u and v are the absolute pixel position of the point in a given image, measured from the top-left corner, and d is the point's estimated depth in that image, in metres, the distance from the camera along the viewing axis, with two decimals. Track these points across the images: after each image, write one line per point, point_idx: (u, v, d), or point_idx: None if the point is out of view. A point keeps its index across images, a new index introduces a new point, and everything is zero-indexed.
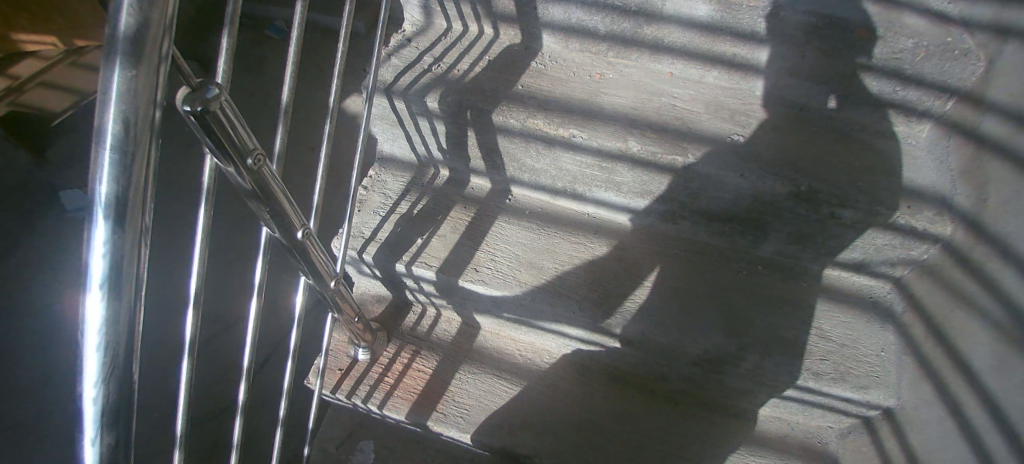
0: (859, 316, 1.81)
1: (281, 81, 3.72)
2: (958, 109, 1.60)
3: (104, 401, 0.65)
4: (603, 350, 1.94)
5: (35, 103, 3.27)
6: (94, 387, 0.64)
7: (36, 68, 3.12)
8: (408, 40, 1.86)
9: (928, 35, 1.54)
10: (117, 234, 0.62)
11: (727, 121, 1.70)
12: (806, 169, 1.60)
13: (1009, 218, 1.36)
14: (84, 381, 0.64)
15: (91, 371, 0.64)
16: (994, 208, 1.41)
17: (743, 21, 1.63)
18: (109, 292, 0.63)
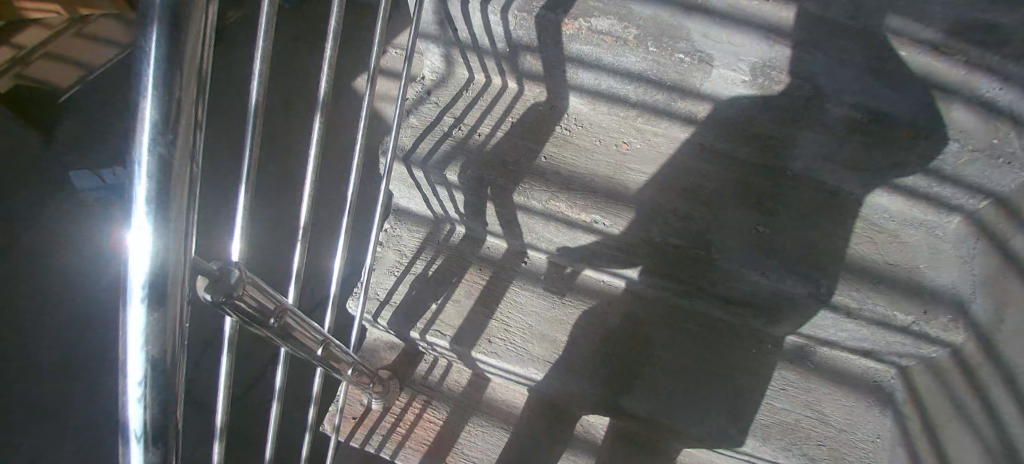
0: (861, 400, 1.78)
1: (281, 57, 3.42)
2: (993, 214, 1.52)
3: None
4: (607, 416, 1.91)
5: (40, 76, 3.06)
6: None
7: (39, 37, 2.97)
8: (426, 94, 1.78)
9: (975, 137, 1.39)
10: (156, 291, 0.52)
11: (760, 207, 1.63)
12: (830, 267, 1.56)
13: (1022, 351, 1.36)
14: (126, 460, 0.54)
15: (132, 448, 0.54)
16: (1010, 333, 1.40)
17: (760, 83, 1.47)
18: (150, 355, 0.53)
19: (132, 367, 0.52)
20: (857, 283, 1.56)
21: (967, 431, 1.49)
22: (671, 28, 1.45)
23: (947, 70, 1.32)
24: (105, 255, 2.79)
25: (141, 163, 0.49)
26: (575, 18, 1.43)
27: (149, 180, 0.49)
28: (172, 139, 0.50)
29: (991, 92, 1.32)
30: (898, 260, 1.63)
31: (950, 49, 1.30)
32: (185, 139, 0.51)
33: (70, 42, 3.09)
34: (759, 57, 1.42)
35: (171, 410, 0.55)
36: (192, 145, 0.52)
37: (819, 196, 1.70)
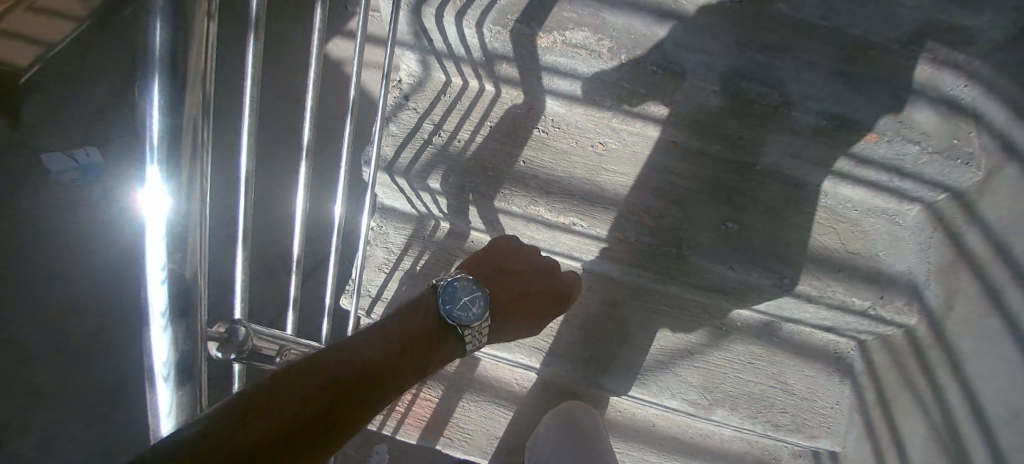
0: (822, 370, 1.96)
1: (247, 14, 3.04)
2: (949, 206, 1.67)
3: (173, 376, 0.70)
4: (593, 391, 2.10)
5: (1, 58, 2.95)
6: (163, 366, 0.70)
7: None
8: (405, 99, 1.79)
9: (936, 140, 1.55)
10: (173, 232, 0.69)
11: (725, 203, 1.74)
12: (791, 258, 1.69)
13: (966, 337, 1.54)
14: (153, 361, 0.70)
15: (159, 351, 0.70)
16: (957, 320, 1.57)
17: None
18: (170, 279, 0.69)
19: (156, 317, 0.70)
20: (823, 273, 1.68)
21: (916, 408, 1.66)
22: (647, 39, 1.51)
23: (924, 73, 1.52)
24: (82, 243, 2.72)
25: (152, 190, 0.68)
26: (549, 33, 1.49)
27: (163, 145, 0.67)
28: (172, 175, 0.68)
29: (956, 90, 1.53)
30: (858, 250, 1.77)
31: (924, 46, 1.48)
32: (183, 174, 0.69)
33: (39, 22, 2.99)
34: (727, 65, 1.54)
35: (194, 382, 0.72)
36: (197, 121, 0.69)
37: (784, 189, 1.80)
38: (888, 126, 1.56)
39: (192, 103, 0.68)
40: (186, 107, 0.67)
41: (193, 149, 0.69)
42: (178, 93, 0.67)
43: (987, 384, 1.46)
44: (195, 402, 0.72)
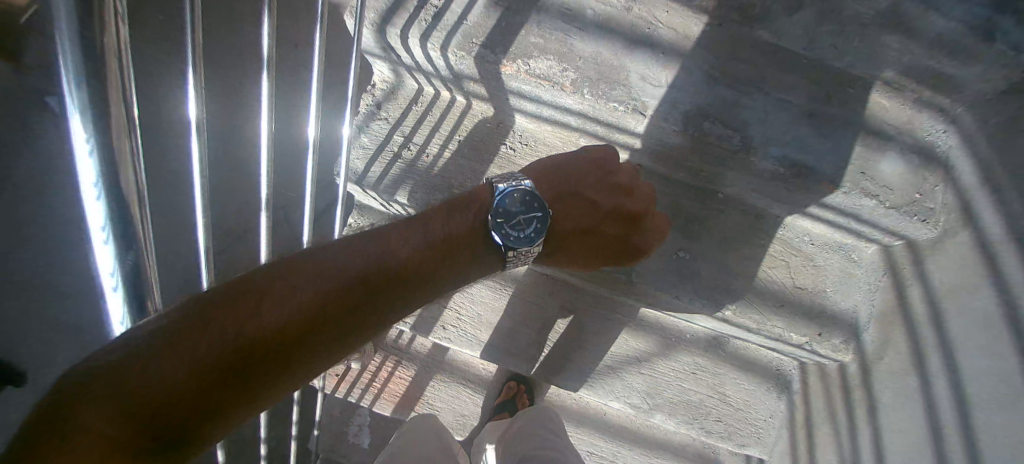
0: (761, 384, 2.11)
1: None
2: (901, 253, 1.81)
3: (123, 291, 0.72)
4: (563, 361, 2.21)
5: None
6: (111, 280, 0.71)
7: None
8: (377, 107, 1.78)
9: (896, 197, 1.68)
10: (104, 152, 0.67)
11: (681, 232, 1.81)
12: (738, 290, 1.82)
13: (887, 386, 1.73)
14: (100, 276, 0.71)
15: (105, 265, 0.70)
16: (884, 366, 1.75)
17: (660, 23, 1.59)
18: (107, 197, 0.68)
19: (97, 243, 0.69)
20: (766, 309, 1.84)
21: (833, 437, 1.87)
22: (614, 68, 1.54)
23: (896, 114, 1.71)
24: None
25: (70, 87, 0.64)
26: (513, 61, 1.50)
27: (79, 64, 0.64)
28: (94, 73, 0.65)
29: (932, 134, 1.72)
30: (807, 285, 1.88)
31: (902, 82, 1.68)
32: (106, 68, 0.65)
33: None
34: (693, 101, 1.56)
35: (142, 296, 0.74)
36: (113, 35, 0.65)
37: (744, 220, 1.84)
38: (849, 178, 1.63)
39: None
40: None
41: (112, 42, 0.65)
42: (84, 5, 0.62)
43: (893, 429, 1.66)
44: (145, 307, 0.75)
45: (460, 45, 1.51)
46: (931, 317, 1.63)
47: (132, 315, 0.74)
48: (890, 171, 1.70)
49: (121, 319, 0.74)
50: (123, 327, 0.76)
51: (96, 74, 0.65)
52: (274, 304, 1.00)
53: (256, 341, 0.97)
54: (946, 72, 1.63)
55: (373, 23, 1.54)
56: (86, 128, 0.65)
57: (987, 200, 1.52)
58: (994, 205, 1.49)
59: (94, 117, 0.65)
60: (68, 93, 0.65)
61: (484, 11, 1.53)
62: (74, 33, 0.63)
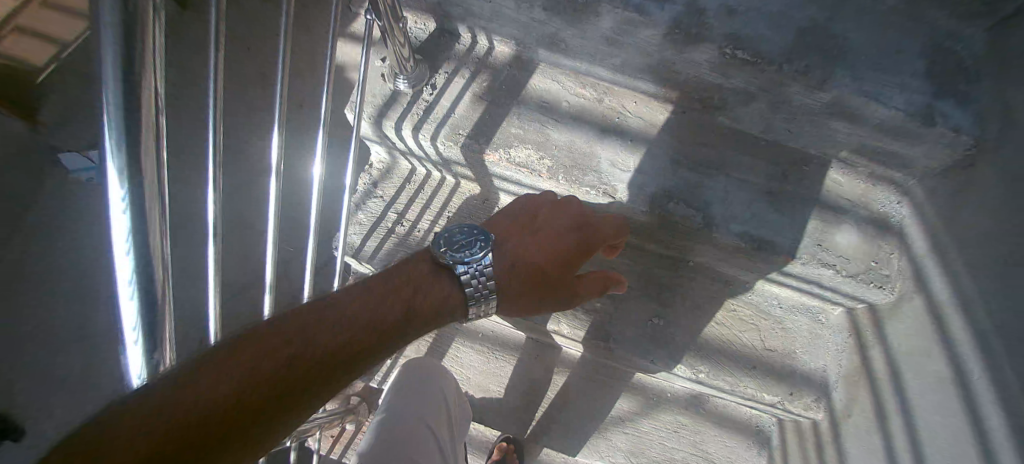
0: (742, 441, 2.17)
1: (264, 24, 2.85)
2: (864, 316, 1.91)
3: (143, 341, 0.76)
4: (553, 416, 2.25)
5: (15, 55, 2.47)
6: (133, 330, 0.76)
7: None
8: (374, 186, 1.95)
9: (854, 265, 1.79)
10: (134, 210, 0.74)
11: (653, 299, 1.97)
12: (708, 352, 1.96)
13: (856, 445, 1.80)
14: (124, 326, 0.76)
15: (129, 315, 0.75)
16: (852, 426, 1.84)
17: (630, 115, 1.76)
18: (135, 251, 0.75)
19: (122, 299, 0.75)
20: (736, 370, 1.97)
21: None
22: (586, 156, 1.71)
23: (847, 189, 1.86)
24: None
25: (106, 127, 0.72)
26: (496, 150, 1.67)
27: (121, 133, 0.71)
28: (129, 114, 0.71)
29: (887, 207, 1.87)
30: (776, 347, 2.01)
31: (853, 160, 1.83)
32: (140, 109, 0.72)
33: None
34: (656, 184, 1.72)
35: (160, 344, 0.78)
36: (152, 107, 0.74)
37: (712, 286, 1.99)
38: (805, 250, 1.77)
39: (146, 47, 0.72)
40: (143, 48, 0.72)
41: (149, 90, 0.73)
42: (131, 83, 0.72)
43: None
44: (154, 357, 0.78)
45: (448, 135, 1.68)
46: (891, 378, 1.73)
47: (146, 365, 0.77)
48: (847, 241, 1.81)
49: (137, 368, 0.77)
50: (141, 380, 0.79)
51: (129, 115, 0.71)
52: (271, 351, 1.01)
53: (254, 387, 0.95)
54: (894, 150, 1.74)
55: (371, 116, 1.72)
56: (118, 167, 0.72)
57: (932, 270, 1.65)
58: (939, 276, 1.63)
59: (122, 152, 0.72)
60: (106, 155, 0.72)
61: (469, 107, 1.71)
62: (116, 80, 0.71)
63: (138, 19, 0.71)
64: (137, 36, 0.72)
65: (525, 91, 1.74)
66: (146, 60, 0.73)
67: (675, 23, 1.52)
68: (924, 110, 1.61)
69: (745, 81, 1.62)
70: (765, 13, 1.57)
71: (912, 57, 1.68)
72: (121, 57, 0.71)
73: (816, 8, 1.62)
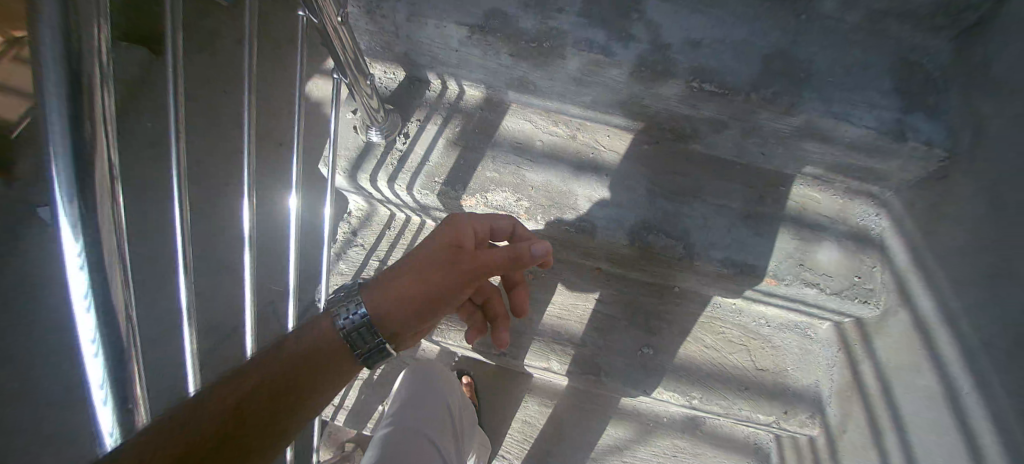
0: (741, 459, 2.17)
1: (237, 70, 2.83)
2: (851, 330, 1.92)
3: (114, 401, 0.73)
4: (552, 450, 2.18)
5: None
6: (101, 389, 0.72)
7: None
8: (354, 234, 1.94)
9: (838, 281, 1.79)
10: (93, 265, 0.70)
11: (643, 327, 1.97)
12: (701, 376, 1.96)
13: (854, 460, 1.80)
14: (91, 386, 0.72)
15: (96, 375, 0.72)
16: (847, 441, 1.84)
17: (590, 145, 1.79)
18: (97, 310, 0.71)
19: (89, 362, 0.72)
20: (728, 393, 1.97)
21: None
22: (563, 195, 1.71)
23: (824, 205, 1.88)
24: None
25: (54, 162, 0.68)
26: (473, 195, 1.66)
27: (75, 187, 0.68)
28: (79, 148, 0.68)
29: (865, 219, 1.90)
30: (767, 366, 2.01)
31: (830, 178, 1.85)
32: (92, 141, 0.69)
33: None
34: (636, 217, 1.72)
35: (130, 399, 0.74)
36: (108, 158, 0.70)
37: (699, 310, 2.01)
38: (788, 271, 1.77)
39: (95, 94, 0.69)
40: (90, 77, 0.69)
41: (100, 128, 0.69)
42: (78, 132, 0.68)
43: None
44: (129, 415, 0.74)
45: (423, 184, 1.67)
46: (884, 392, 1.73)
47: (119, 426, 0.74)
48: (830, 258, 1.81)
49: (108, 429, 0.73)
50: (114, 444, 0.74)
51: (77, 152, 0.68)
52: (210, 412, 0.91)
53: (195, 444, 0.87)
54: (869, 166, 1.73)
55: (345, 171, 1.71)
56: (71, 216, 0.68)
57: (914, 282, 1.67)
58: (921, 288, 1.64)
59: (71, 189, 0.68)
60: (59, 210, 0.68)
61: (443, 152, 1.71)
62: (60, 115, 0.67)
63: (83, 55, 0.68)
64: (83, 63, 0.68)
65: (499, 133, 1.76)
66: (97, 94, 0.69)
67: (641, 60, 1.51)
68: (896, 126, 1.57)
69: (715, 111, 1.61)
70: (729, 43, 1.58)
71: (882, 71, 1.66)
72: (65, 105, 0.67)
73: (779, 34, 1.63)
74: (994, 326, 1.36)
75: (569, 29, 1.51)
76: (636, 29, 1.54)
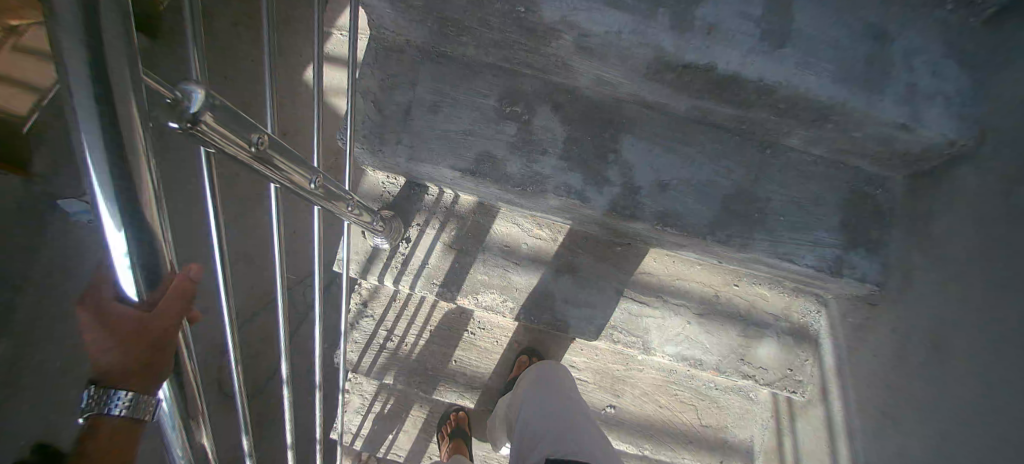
0: None
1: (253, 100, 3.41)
2: (783, 404, 2.23)
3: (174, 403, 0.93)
4: None
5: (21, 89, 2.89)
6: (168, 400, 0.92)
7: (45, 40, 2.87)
8: (364, 306, 2.24)
9: (768, 374, 2.10)
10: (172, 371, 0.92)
11: (607, 390, 2.34)
12: (655, 429, 2.36)
13: None
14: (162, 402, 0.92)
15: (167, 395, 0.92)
16: None
17: (546, 236, 2.03)
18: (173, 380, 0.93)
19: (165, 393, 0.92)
20: (674, 443, 2.37)
21: None
22: (543, 296, 1.99)
23: (777, 304, 2.12)
24: None
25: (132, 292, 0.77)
26: (466, 296, 2.00)
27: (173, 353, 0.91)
28: (129, 190, 0.72)
29: (814, 315, 2.13)
30: (711, 423, 2.37)
31: (784, 282, 2.10)
32: (137, 181, 0.72)
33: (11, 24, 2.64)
34: (605, 317, 2.02)
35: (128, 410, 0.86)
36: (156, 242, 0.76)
37: (658, 376, 2.34)
38: (729, 364, 2.09)
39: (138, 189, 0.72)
40: (121, 100, 0.69)
41: (135, 129, 0.71)
42: (144, 236, 0.75)
43: None
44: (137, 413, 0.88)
45: (424, 286, 2.00)
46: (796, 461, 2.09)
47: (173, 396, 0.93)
48: (771, 351, 2.10)
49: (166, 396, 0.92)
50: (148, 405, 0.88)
51: (126, 186, 0.71)
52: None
53: None
54: (812, 282, 1.97)
55: (356, 272, 2.02)
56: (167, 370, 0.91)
57: (838, 386, 1.96)
58: (842, 393, 1.94)
59: (142, 269, 0.76)
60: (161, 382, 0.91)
61: (440, 256, 2.00)
62: (104, 166, 0.69)
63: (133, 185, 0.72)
64: (117, 97, 0.69)
65: (489, 237, 2.01)
66: (122, 96, 0.69)
67: (613, 205, 1.72)
68: (835, 263, 1.82)
69: (679, 240, 1.82)
70: (695, 185, 1.76)
71: (833, 205, 1.85)
72: (130, 219, 0.73)
73: (742, 171, 1.80)
74: (882, 447, 1.71)
75: (550, 173, 1.71)
76: (612, 172, 1.73)
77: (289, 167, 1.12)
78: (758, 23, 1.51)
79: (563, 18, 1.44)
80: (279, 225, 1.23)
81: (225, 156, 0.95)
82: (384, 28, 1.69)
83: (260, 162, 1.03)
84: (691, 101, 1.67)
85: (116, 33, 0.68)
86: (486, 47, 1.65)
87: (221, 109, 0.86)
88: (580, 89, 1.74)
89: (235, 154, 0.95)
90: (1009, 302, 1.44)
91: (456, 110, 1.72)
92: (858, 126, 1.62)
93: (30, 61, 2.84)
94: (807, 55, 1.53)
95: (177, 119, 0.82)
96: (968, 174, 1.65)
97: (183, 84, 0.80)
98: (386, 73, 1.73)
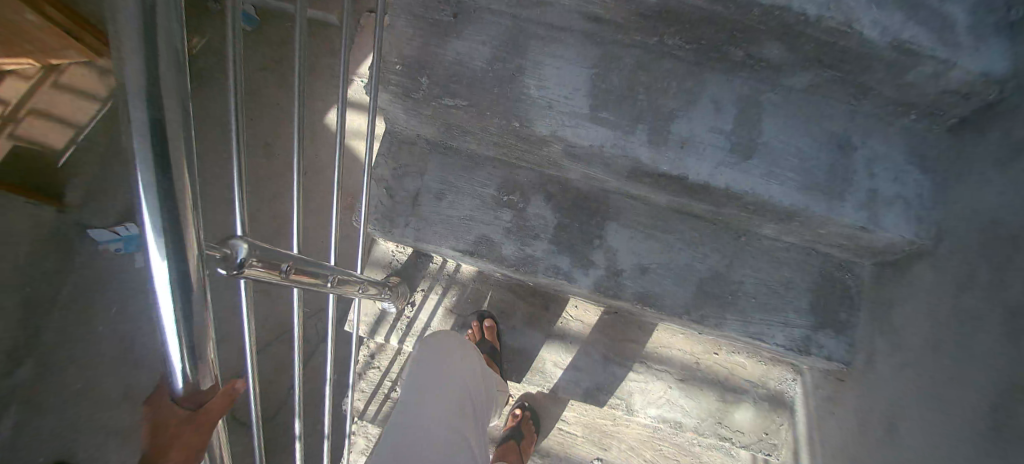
0: None
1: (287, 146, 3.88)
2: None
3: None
4: None
5: (36, 135, 3.59)
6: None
7: (22, 90, 3.45)
8: (371, 358, 2.47)
9: (743, 438, 2.24)
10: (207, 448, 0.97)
11: (595, 443, 2.53)
12: None
13: None
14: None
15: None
16: None
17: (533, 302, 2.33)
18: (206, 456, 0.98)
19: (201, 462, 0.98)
20: None
21: None
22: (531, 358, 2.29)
23: (754, 373, 2.27)
24: None
25: (180, 379, 0.85)
26: None
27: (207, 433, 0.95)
28: (175, 224, 0.77)
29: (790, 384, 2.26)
30: None
31: (761, 354, 2.23)
32: (182, 213, 0.78)
33: (14, 60, 3.16)
34: (592, 382, 2.28)
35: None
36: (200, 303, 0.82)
37: (643, 432, 2.50)
38: (707, 427, 2.26)
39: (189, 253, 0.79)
40: (170, 132, 0.75)
41: (180, 157, 0.76)
42: (187, 296, 0.81)
43: None
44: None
45: None
46: None
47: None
48: (748, 416, 2.25)
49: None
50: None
51: (178, 245, 0.78)
52: None
53: None
54: (783, 356, 2.12)
55: (364, 332, 2.31)
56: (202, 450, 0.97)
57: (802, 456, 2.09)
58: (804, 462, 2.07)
59: (181, 301, 0.80)
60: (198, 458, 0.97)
61: (441, 320, 2.32)
62: (159, 229, 0.76)
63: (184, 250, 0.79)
64: (174, 167, 0.75)
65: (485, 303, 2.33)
66: (172, 127, 0.75)
67: (598, 286, 1.93)
68: (803, 342, 1.95)
69: (655, 316, 2.02)
70: (673, 269, 1.95)
71: (803, 289, 1.99)
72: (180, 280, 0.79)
73: (717, 256, 1.98)
74: None
75: (542, 256, 1.92)
76: (597, 256, 1.94)
77: (309, 274, 1.32)
78: (728, 136, 1.67)
79: (553, 132, 1.65)
80: (300, 319, 1.42)
81: (262, 281, 1.13)
82: (398, 126, 1.92)
83: (292, 281, 1.23)
84: (669, 197, 1.86)
85: (170, 75, 0.74)
86: (487, 146, 1.87)
87: (261, 254, 1.04)
88: (570, 182, 1.96)
89: (269, 280, 1.14)
90: (925, 405, 1.54)
91: (459, 198, 1.94)
92: (821, 225, 1.74)
93: (64, 97, 3.61)
94: (772, 165, 1.67)
95: (226, 268, 0.98)
96: (922, 271, 1.68)
97: (231, 242, 0.98)
98: (398, 164, 1.96)
